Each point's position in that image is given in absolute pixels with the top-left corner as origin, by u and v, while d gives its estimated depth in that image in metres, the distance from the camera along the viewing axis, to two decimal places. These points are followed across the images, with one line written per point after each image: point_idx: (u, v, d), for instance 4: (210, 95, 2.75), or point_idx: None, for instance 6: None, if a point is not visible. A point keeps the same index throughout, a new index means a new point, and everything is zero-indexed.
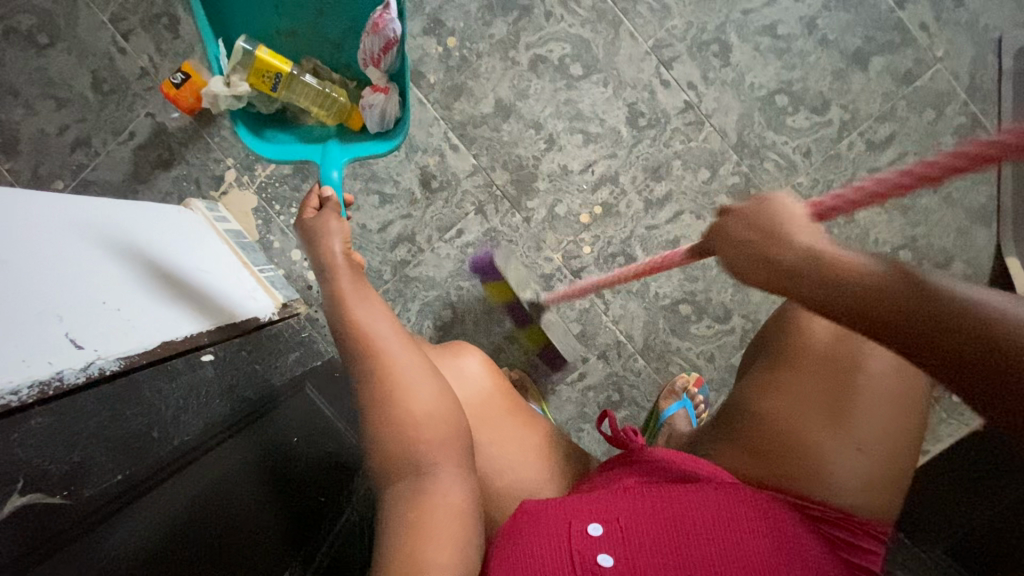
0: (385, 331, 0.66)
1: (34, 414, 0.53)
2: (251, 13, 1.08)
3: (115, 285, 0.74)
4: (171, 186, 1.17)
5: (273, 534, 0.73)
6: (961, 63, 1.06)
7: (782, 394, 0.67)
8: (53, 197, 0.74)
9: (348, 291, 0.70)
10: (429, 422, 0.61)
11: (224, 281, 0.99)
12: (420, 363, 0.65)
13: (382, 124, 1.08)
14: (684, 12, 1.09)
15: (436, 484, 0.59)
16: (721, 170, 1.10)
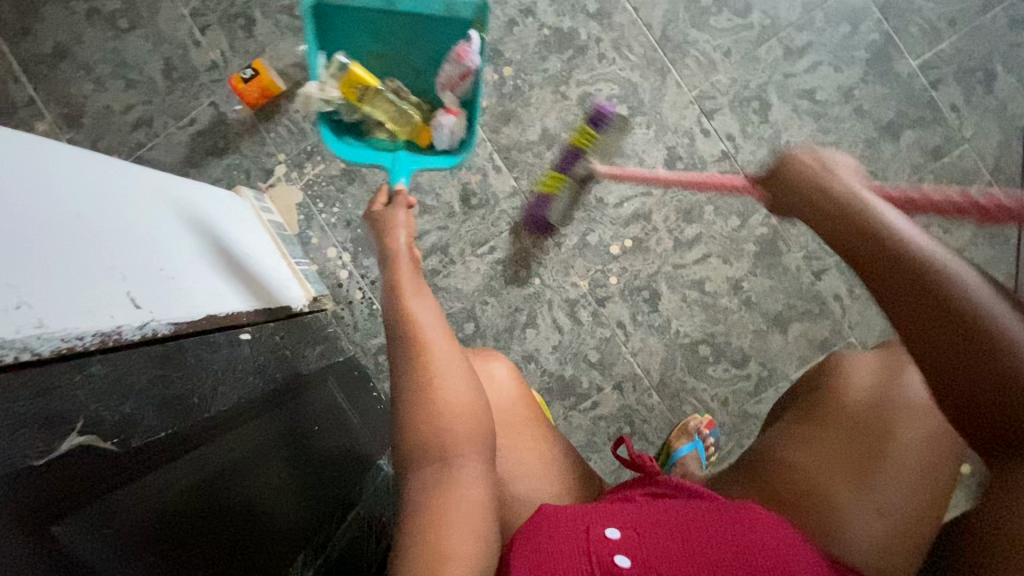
0: (435, 330, 0.67)
1: (95, 361, 0.55)
2: (350, 36, 1.11)
3: (172, 253, 0.77)
4: (222, 173, 1.21)
5: (298, 515, 0.71)
6: (988, 146, 1.12)
7: (808, 444, 0.69)
8: (122, 167, 0.79)
9: (404, 278, 0.73)
10: (463, 413, 0.62)
11: (265, 269, 1.03)
12: (461, 362, 0.66)
13: (454, 141, 1.08)
14: (729, 69, 1.15)
15: (462, 470, 0.60)
16: (751, 220, 1.15)
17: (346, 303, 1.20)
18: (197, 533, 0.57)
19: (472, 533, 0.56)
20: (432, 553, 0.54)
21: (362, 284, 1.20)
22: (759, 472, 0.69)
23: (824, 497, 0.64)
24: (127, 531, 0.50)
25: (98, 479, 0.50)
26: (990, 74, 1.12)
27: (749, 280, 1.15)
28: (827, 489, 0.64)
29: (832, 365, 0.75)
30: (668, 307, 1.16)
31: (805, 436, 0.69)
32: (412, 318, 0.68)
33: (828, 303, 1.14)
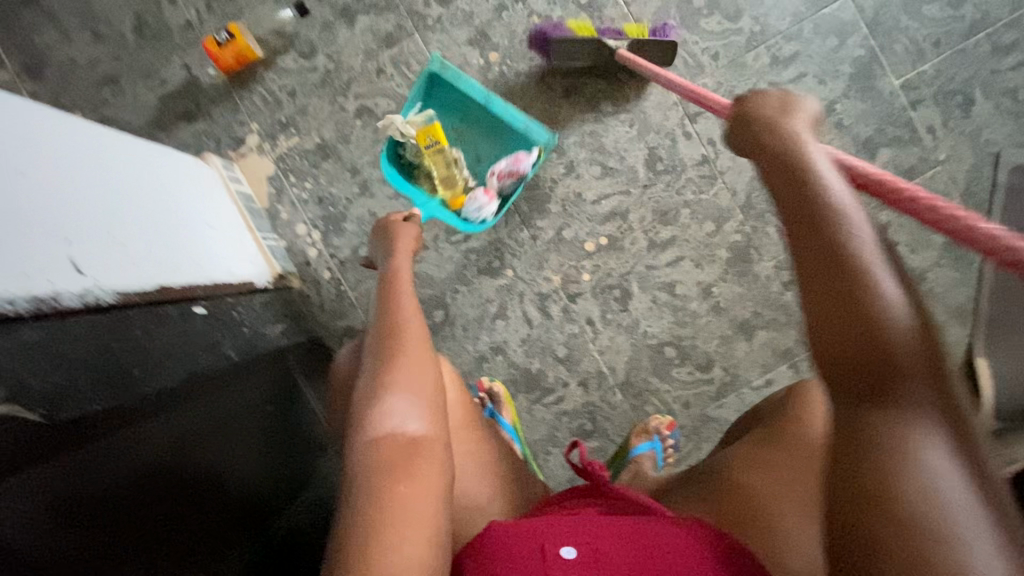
0: (413, 326, 0.73)
1: (27, 327, 0.53)
2: (449, 108, 1.15)
3: (126, 220, 0.74)
4: (191, 139, 1.17)
5: (245, 492, 0.69)
6: (960, 169, 1.14)
7: (760, 465, 0.71)
8: (80, 125, 0.75)
9: (396, 282, 0.81)
10: (418, 400, 0.64)
11: (227, 243, 0.99)
12: (430, 363, 0.69)
13: (479, 218, 1.09)
14: (716, 73, 1.14)
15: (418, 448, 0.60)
16: (726, 226, 1.15)
17: (313, 283, 1.17)
18: (130, 503, 0.55)
19: (421, 508, 0.55)
20: (384, 515, 0.53)
21: (330, 264, 1.17)
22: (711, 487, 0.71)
23: (765, 513, 0.66)
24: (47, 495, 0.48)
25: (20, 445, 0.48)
26: (968, 98, 1.13)
27: (719, 285, 1.16)
28: (773, 505, 0.67)
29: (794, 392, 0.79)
30: (638, 307, 1.17)
31: (760, 455, 0.72)
32: (392, 311, 0.75)
33: (794, 314, 1.15)
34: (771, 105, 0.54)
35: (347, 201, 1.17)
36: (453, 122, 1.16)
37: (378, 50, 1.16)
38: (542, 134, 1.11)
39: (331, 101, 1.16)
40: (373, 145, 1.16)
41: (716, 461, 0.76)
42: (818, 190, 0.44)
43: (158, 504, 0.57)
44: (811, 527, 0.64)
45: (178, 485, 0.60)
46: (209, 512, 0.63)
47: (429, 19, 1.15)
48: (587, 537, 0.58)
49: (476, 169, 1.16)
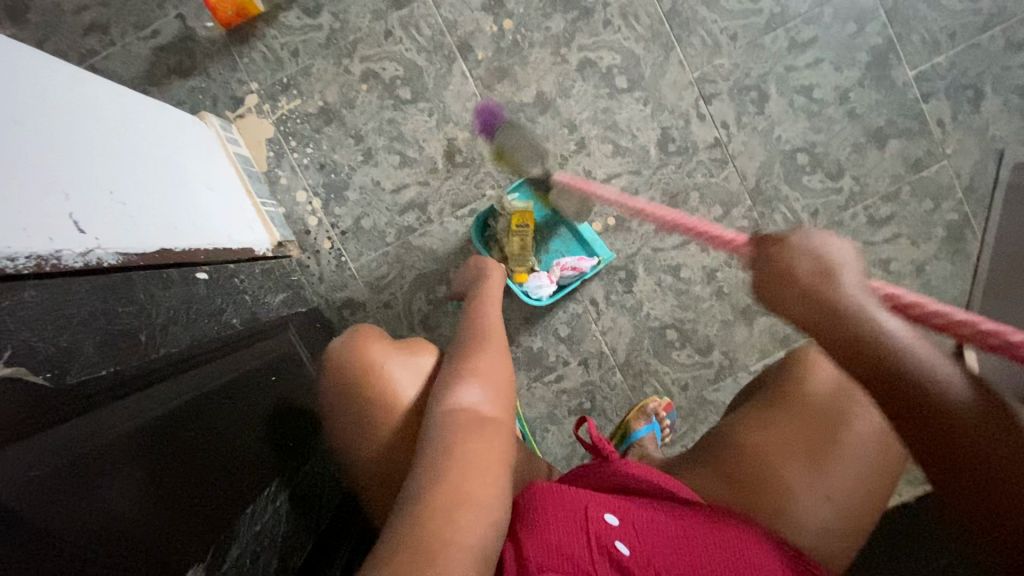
0: (497, 339, 0.79)
1: (27, 287, 0.50)
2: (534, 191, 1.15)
3: (127, 179, 0.70)
4: (186, 96, 1.11)
5: (262, 457, 0.70)
6: (965, 164, 1.15)
7: (766, 428, 0.72)
8: (73, 72, 0.70)
9: (490, 293, 0.88)
10: (490, 401, 0.70)
11: (225, 206, 0.95)
12: (506, 359, 0.77)
13: (537, 296, 1.08)
14: (733, 54, 1.12)
15: (492, 438, 0.65)
16: (734, 211, 1.14)
17: (313, 252, 1.14)
18: (145, 472, 0.54)
19: (491, 490, 0.59)
20: (458, 489, 0.58)
21: (331, 234, 1.14)
22: (719, 451, 0.72)
23: (773, 477, 0.67)
24: (61, 458, 0.47)
25: (29, 415, 0.47)
26: (979, 93, 1.14)
27: (723, 270, 1.16)
28: (778, 468, 0.67)
29: (796, 356, 0.79)
30: (643, 289, 1.16)
31: (764, 420, 0.72)
32: (481, 315, 0.83)
33: None
34: (800, 262, 0.58)
35: (350, 168, 1.13)
36: (544, 210, 1.14)
37: (387, 11, 1.11)
38: (603, 250, 1.13)
39: (335, 63, 1.11)
40: (379, 111, 1.12)
41: (720, 429, 0.76)
42: (895, 355, 0.50)
43: (181, 468, 0.58)
44: (819, 493, 0.66)
45: (198, 449, 0.60)
46: (230, 476, 0.63)
47: None
48: (624, 510, 0.61)
49: (541, 257, 1.15)
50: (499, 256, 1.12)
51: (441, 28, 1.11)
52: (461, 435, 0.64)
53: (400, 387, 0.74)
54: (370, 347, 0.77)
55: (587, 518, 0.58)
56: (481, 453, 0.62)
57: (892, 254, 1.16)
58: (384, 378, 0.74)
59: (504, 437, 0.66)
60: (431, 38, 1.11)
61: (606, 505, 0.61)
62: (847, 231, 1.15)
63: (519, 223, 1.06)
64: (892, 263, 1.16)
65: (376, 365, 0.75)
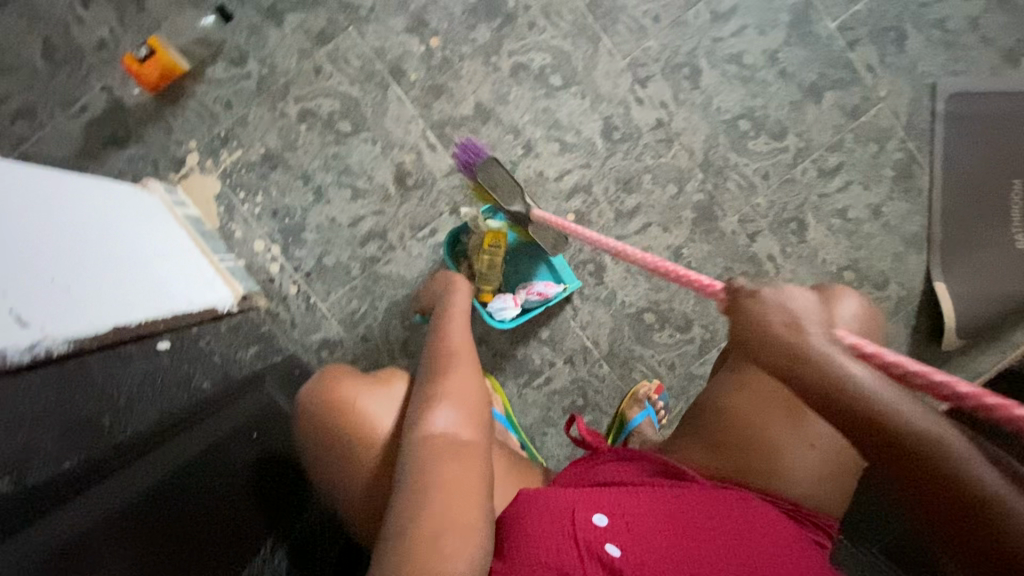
0: (464, 358, 0.79)
1: None
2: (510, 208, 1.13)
3: (74, 263, 0.69)
4: (126, 166, 1.10)
5: (254, 515, 0.70)
6: (900, 104, 1.18)
7: (746, 387, 0.72)
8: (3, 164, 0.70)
9: (458, 309, 0.88)
10: (461, 425, 0.71)
11: (181, 270, 0.94)
12: (475, 375, 0.78)
13: (499, 318, 1.08)
14: (659, 35, 1.13)
15: (467, 461, 0.66)
16: (687, 187, 1.16)
17: (281, 299, 1.13)
18: (136, 554, 0.54)
19: (474, 511, 0.61)
20: (438, 522, 0.59)
21: (296, 277, 1.13)
22: (704, 418, 0.73)
23: (762, 434, 0.68)
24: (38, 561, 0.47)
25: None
26: (901, 34, 1.17)
27: (688, 246, 1.17)
28: (764, 426, 0.69)
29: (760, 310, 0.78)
30: (613, 278, 1.17)
31: (740, 384, 0.72)
32: (446, 333, 0.83)
33: (762, 264, 1.18)
34: (772, 316, 0.56)
35: (304, 209, 1.12)
36: (514, 229, 1.13)
37: (313, 49, 1.10)
38: (570, 278, 1.14)
39: (270, 108, 1.11)
40: (322, 148, 1.12)
41: (702, 400, 0.75)
42: (846, 398, 0.50)
43: (172, 542, 0.58)
44: (803, 443, 0.68)
45: (189, 519, 0.60)
46: (223, 541, 0.63)
47: (361, 10, 1.10)
48: (612, 510, 0.61)
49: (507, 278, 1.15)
50: (466, 273, 1.11)
51: (369, 56, 1.11)
52: (436, 462, 0.65)
53: (377, 420, 0.75)
54: (343, 382, 0.77)
55: (574, 523, 0.58)
56: (458, 477, 0.64)
57: (848, 202, 1.18)
58: (358, 414, 0.75)
59: (479, 457, 0.68)
60: (362, 68, 1.11)
61: (596, 506, 0.61)
62: (801, 188, 1.17)
63: (490, 242, 1.05)
64: (849, 211, 1.18)
65: (351, 400, 0.76)
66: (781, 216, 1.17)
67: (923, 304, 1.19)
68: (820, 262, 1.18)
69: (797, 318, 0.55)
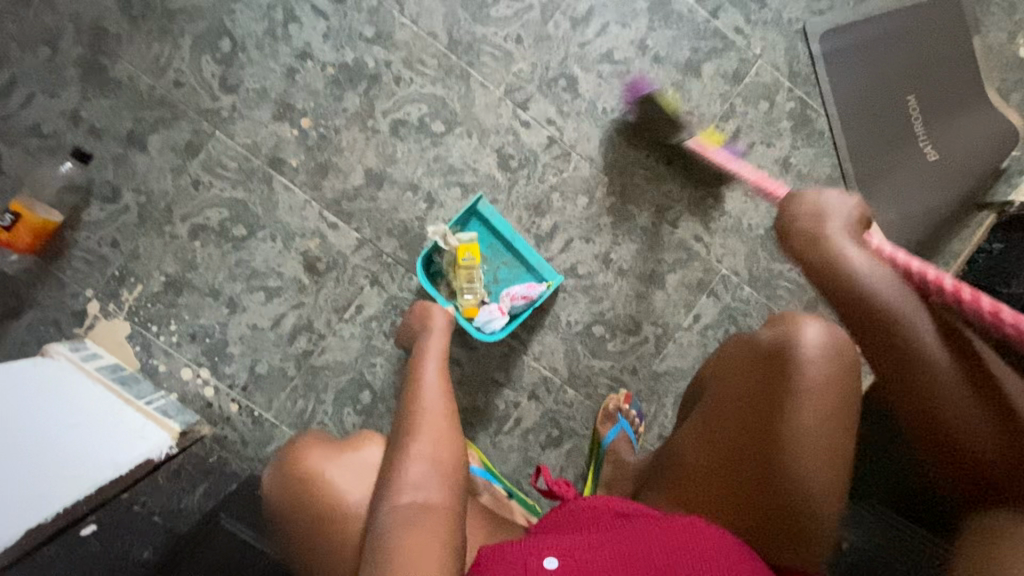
0: (436, 408, 0.76)
1: None
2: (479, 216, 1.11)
3: None
4: (25, 334, 1.04)
5: None
6: (778, 56, 1.18)
7: (702, 442, 0.74)
8: None
9: (430, 353, 0.84)
10: (429, 489, 0.68)
11: (102, 432, 0.87)
12: (448, 429, 0.74)
13: (489, 329, 1.05)
14: (526, 55, 1.12)
15: (431, 530, 0.63)
16: (597, 193, 1.15)
17: (225, 421, 1.08)
18: None
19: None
20: None
21: (234, 395, 1.08)
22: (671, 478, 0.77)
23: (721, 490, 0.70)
24: None
25: None
26: None
27: (615, 250, 1.16)
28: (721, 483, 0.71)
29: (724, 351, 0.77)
30: (552, 303, 1.15)
31: (704, 433, 0.74)
32: (418, 381, 0.79)
33: (692, 247, 1.17)
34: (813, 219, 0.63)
35: (221, 325, 1.08)
36: (489, 240, 1.11)
37: (185, 162, 1.07)
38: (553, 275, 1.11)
39: (159, 234, 1.07)
40: (223, 259, 1.08)
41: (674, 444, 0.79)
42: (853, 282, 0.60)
43: None
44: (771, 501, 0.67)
45: None
46: None
47: (222, 111, 1.07)
48: (566, 553, 0.60)
49: (491, 289, 1.11)
50: (450, 291, 1.10)
51: (245, 154, 1.08)
52: (399, 526, 0.64)
53: (344, 491, 0.75)
54: (308, 454, 0.79)
55: (525, 570, 0.58)
56: (419, 549, 0.61)
57: (757, 164, 1.18)
58: (328, 488, 0.76)
59: (448, 523, 0.65)
60: (240, 168, 1.08)
61: (548, 549, 0.61)
62: (706, 163, 1.17)
63: (464, 257, 1.04)
64: (760, 171, 1.18)
65: (315, 472, 0.77)
66: (696, 194, 1.17)
67: None
68: (747, 229, 1.17)
69: (824, 217, 0.63)
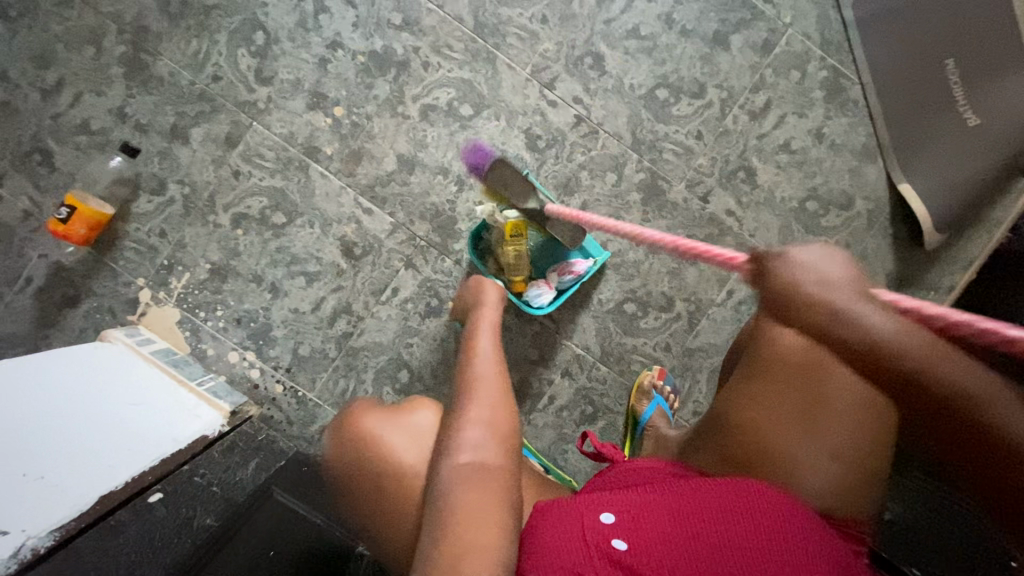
0: (489, 375, 0.77)
1: None
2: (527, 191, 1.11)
3: (49, 445, 0.71)
4: (84, 322, 1.10)
5: None
6: (809, 24, 1.16)
7: (750, 402, 0.69)
8: None
9: (484, 322, 0.85)
10: (487, 450, 0.69)
11: (159, 410, 0.92)
12: (502, 396, 0.75)
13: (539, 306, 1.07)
14: (552, 35, 1.13)
15: (490, 492, 0.64)
16: (627, 171, 1.15)
17: (271, 401, 1.12)
18: None
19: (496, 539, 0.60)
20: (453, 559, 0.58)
21: (278, 376, 1.12)
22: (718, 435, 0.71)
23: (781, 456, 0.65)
24: None
25: None
26: None
27: (645, 227, 1.16)
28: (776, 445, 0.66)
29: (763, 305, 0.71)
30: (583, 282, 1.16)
31: (751, 393, 0.69)
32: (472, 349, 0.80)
33: (724, 221, 1.16)
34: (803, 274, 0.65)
35: (264, 310, 1.12)
36: (534, 214, 1.11)
37: (226, 154, 1.11)
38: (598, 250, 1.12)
39: (204, 224, 1.11)
40: (264, 246, 1.12)
41: (715, 411, 0.73)
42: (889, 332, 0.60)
43: None
44: (824, 453, 0.64)
45: None
46: None
47: (259, 103, 1.11)
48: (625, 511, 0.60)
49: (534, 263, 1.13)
50: (495, 267, 1.11)
51: (281, 144, 1.11)
52: (460, 486, 0.65)
53: (400, 454, 0.76)
54: (366, 417, 0.81)
55: (584, 525, 0.58)
56: (477, 507, 0.63)
57: (789, 135, 1.16)
58: (380, 446, 0.78)
59: (504, 484, 0.66)
60: (277, 157, 1.11)
61: (605, 506, 0.61)
62: (737, 136, 1.16)
63: (512, 234, 1.04)
64: (793, 143, 1.16)
65: (369, 432, 0.79)
66: (726, 168, 1.16)
67: (894, 209, 1.16)
68: (780, 202, 1.16)
69: (830, 284, 0.64)
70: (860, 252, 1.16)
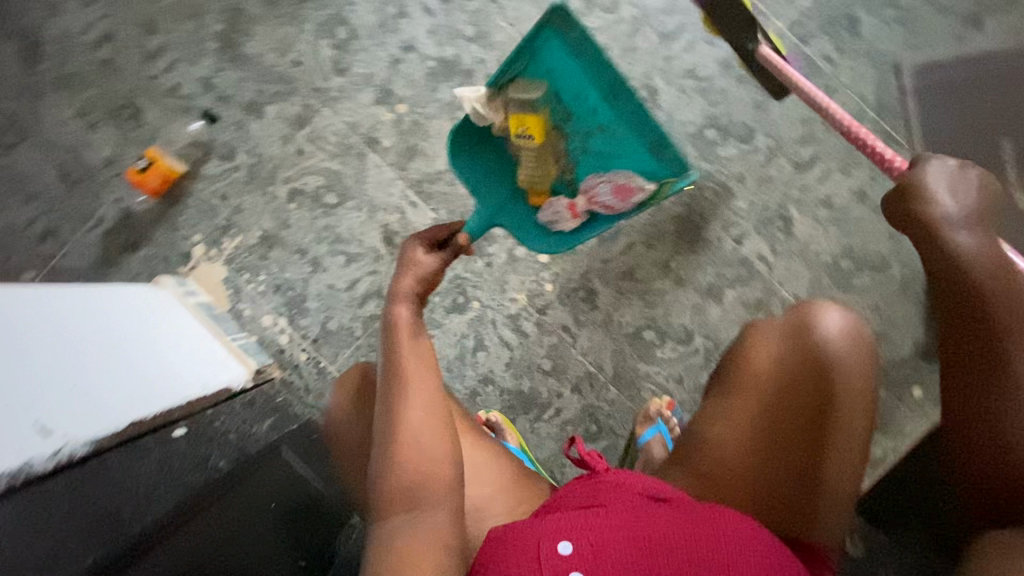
0: (418, 396, 0.73)
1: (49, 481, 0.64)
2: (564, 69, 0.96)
3: (94, 367, 0.78)
4: (140, 266, 1.19)
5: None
6: (866, 86, 1.18)
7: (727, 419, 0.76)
8: (37, 294, 0.81)
9: (409, 326, 0.79)
10: (422, 485, 0.67)
11: (192, 356, 0.99)
12: (430, 418, 0.72)
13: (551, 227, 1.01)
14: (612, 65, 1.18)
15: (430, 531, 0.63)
16: (664, 202, 1.18)
17: (293, 368, 1.17)
18: None
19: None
20: None
21: (304, 345, 1.18)
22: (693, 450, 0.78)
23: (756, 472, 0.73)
24: None
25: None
26: (852, 20, 1.19)
27: (676, 259, 1.18)
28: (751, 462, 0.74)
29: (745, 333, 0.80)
30: (606, 301, 1.19)
31: (727, 411, 0.76)
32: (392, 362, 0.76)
33: (754, 264, 1.17)
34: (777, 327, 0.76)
35: (303, 281, 1.19)
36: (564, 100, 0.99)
37: (294, 133, 1.19)
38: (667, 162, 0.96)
39: (263, 193, 1.19)
40: (313, 222, 1.19)
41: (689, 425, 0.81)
42: None
43: None
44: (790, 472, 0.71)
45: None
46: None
47: (332, 91, 1.19)
48: (575, 527, 0.63)
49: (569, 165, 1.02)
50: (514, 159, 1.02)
51: (345, 131, 1.19)
52: (400, 509, 0.66)
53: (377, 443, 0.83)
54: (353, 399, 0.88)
55: (540, 551, 0.61)
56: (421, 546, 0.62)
57: (831, 191, 1.17)
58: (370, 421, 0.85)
59: (447, 512, 0.66)
60: (339, 143, 1.19)
61: (563, 532, 0.63)
62: (779, 185, 1.17)
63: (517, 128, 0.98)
64: (834, 199, 1.17)
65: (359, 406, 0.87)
66: (764, 215, 1.17)
67: None
68: (814, 255, 1.17)
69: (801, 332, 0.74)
70: (889, 316, 1.14)
